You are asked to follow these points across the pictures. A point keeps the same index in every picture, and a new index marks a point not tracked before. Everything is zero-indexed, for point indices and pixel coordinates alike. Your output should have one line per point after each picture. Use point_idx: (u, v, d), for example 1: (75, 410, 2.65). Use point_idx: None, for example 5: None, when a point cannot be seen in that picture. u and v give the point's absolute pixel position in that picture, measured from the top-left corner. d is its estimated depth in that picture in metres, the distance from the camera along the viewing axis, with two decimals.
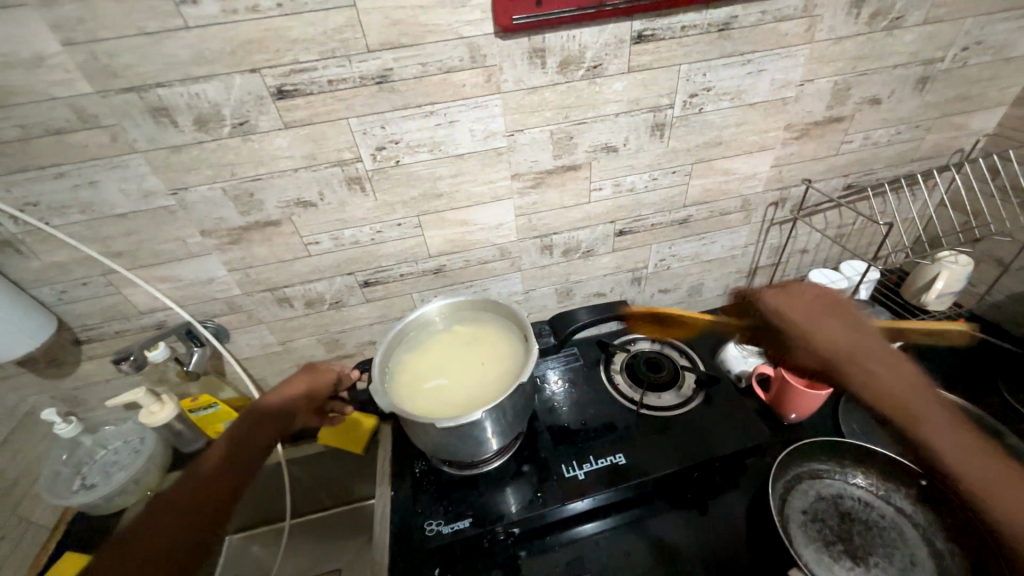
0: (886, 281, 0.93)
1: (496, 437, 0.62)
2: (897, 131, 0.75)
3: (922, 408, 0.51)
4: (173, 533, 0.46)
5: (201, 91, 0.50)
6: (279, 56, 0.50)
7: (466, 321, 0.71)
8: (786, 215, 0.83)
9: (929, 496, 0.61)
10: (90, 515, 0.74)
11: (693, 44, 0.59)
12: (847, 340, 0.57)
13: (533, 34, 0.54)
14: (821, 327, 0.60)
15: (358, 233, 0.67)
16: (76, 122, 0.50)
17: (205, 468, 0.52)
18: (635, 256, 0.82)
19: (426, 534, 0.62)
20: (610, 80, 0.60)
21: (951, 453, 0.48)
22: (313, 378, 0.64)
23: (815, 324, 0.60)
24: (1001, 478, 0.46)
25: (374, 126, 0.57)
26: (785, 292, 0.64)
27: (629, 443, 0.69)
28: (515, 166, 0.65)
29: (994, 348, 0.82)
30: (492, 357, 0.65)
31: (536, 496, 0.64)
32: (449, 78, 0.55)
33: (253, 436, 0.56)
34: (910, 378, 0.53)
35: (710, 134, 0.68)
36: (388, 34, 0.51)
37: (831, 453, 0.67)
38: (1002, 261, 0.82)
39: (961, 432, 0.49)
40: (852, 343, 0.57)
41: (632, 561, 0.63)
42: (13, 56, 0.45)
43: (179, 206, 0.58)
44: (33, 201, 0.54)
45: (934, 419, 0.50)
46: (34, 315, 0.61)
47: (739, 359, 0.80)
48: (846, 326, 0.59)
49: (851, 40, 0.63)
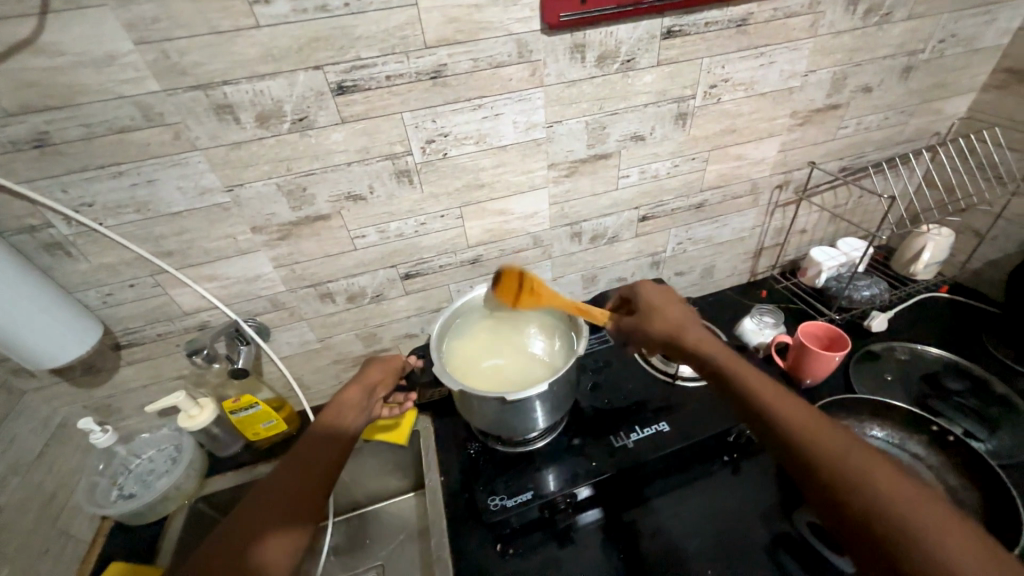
0: (877, 256, 1.01)
1: (547, 414, 0.64)
2: (884, 116, 0.83)
3: (753, 387, 0.49)
4: (285, 504, 0.48)
5: (266, 88, 0.52)
6: (342, 53, 0.52)
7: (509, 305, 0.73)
8: (790, 197, 0.90)
9: (940, 440, 0.68)
10: (131, 525, 0.73)
11: (715, 38, 0.64)
12: (670, 326, 0.60)
13: (576, 30, 0.58)
14: (668, 319, 0.61)
15: (403, 225, 0.69)
16: (141, 120, 0.51)
17: (304, 446, 0.54)
18: (656, 240, 0.87)
19: (491, 508, 0.64)
20: (641, 72, 0.64)
21: (786, 424, 0.44)
22: (386, 366, 0.67)
23: (663, 313, 0.62)
24: (827, 430, 0.43)
25: (426, 120, 0.60)
26: (645, 293, 0.65)
27: (670, 412, 0.73)
28: (553, 156, 0.69)
29: (976, 311, 0.91)
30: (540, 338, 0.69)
31: (591, 466, 0.67)
32: (498, 73, 0.59)
33: (341, 418, 0.58)
34: (722, 352, 0.54)
35: (726, 122, 0.74)
36: (445, 31, 0.54)
37: (850, 409, 0.73)
38: (978, 232, 0.91)
39: (783, 401, 0.47)
40: (673, 325, 0.60)
41: (682, 520, 0.68)
42: (86, 55, 0.46)
43: (234, 202, 0.59)
44: (89, 201, 0.54)
45: (759, 392, 0.48)
46: (82, 318, 0.60)
47: (755, 331, 0.85)
48: (681, 315, 0.61)
49: (848, 33, 0.70)
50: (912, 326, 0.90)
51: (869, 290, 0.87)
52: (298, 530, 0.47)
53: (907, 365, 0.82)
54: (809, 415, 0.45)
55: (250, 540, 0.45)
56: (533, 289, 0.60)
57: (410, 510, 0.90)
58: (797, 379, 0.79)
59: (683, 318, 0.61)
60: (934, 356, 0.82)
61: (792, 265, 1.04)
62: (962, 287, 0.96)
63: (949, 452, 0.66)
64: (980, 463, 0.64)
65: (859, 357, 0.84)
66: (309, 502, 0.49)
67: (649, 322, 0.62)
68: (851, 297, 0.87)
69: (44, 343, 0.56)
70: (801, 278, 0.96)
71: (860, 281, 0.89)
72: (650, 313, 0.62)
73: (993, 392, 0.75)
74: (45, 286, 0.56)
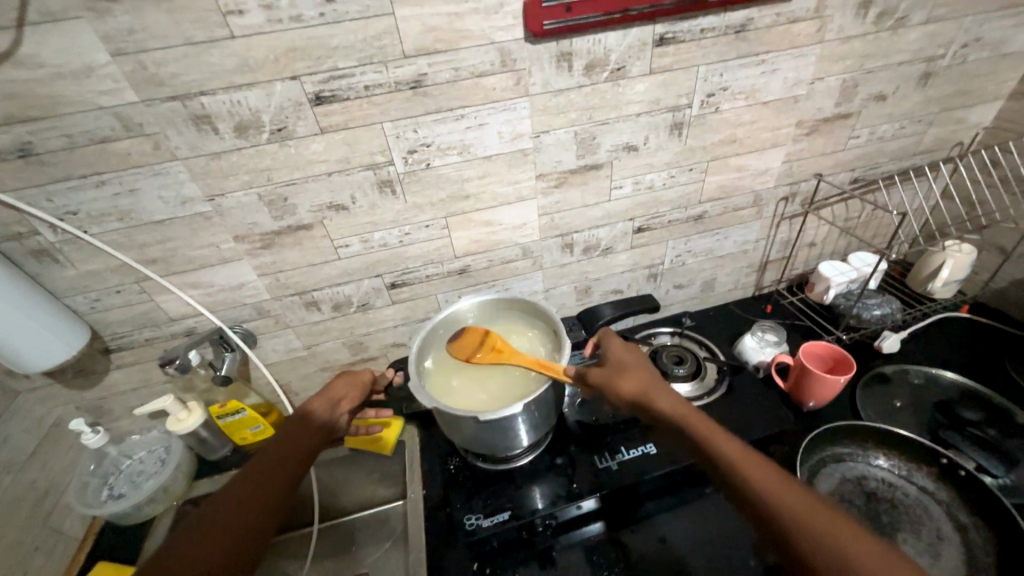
0: (892, 271, 0.96)
1: (529, 431, 0.62)
2: (900, 126, 0.78)
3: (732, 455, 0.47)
4: (249, 504, 0.49)
5: (243, 98, 0.52)
6: (319, 62, 0.51)
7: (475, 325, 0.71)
8: (796, 209, 0.85)
9: (950, 474, 0.63)
10: (121, 524, 0.73)
11: (712, 45, 0.61)
12: (639, 385, 0.57)
13: (562, 38, 0.56)
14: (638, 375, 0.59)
15: (387, 235, 0.68)
16: (121, 130, 0.51)
17: (268, 451, 0.54)
18: (652, 252, 0.84)
19: (466, 528, 0.62)
20: (633, 81, 0.62)
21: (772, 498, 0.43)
22: (350, 380, 0.66)
23: (629, 369, 0.60)
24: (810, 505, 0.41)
25: (407, 130, 0.58)
26: (612, 350, 0.64)
27: (660, 433, 0.70)
28: (541, 167, 0.67)
29: (999, 332, 0.85)
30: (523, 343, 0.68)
31: (572, 488, 0.65)
32: (481, 82, 0.57)
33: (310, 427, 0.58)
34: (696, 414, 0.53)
35: (726, 132, 0.71)
36: (424, 40, 0.52)
37: (854, 437, 0.69)
38: (1004, 249, 0.85)
39: (764, 473, 0.45)
40: (643, 384, 0.58)
41: (668, 547, 0.64)
42: (65, 67, 0.46)
43: (216, 212, 0.59)
44: (73, 209, 0.55)
45: (739, 461, 0.46)
46: (69, 323, 0.61)
47: (755, 349, 0.82)
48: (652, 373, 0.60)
49: (859, 39, 0.66)
50: (928, 347, 0.85)
51: (880, 308, 0.83)
52: (260, 535, 0.48)
53: (921, 391, 0.77)
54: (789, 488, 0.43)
55: (210, 541, 0.45)
56: (497, 347, 0.64)
57: (396, 519, 0.85)
58: (800, 401, 0.75)
59: (651, 376, 0.59)
60: (948, 381, 0.77)
61: (799, 280, 0.99)
62: (985, 307, 0.90)
63: (960, 487, 0.62)
64: (993, 501, 0.59)
65: (867, 381, 0.79)
66: (278, 505, 0.50)
67: (616, 379, 0.59)
68: (859, 316, 0.84)
69: (31, 349, 0.57)
70: (808, 294, 0.91)
71: (870, 299, 0.85)
72: (619, 370, 0.60)
73: (1013, 423, 0.69)
74: (33, 292, 0.57)
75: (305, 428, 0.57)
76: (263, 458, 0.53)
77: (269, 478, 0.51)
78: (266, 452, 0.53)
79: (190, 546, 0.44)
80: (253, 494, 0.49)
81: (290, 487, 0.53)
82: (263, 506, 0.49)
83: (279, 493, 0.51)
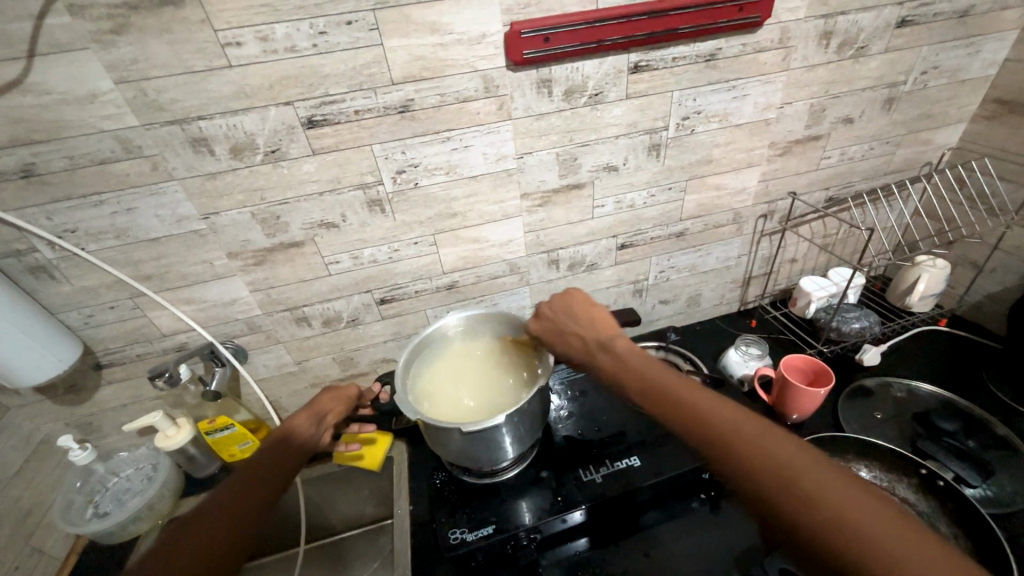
0: (871, 287, 0.99)
1: (514, 443, 0.62)
2: (870, 147, 0.82)
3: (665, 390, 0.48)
4: (231, 518, 0.49)
5: (239, 122, 0.55)
6: (311, 89, 0.54)
7: (427, 355, 0.71)
8: (774, 226, 0.88)
9: (930, 484, 0.64)
10: (104, 545, 0.72)
11: (684, 73, 0.65)
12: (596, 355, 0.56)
13: (541, 66, 0.60)
14: (584, 351, 0.57)
15: (377, 251, 0.70)
16: (121, 152, 0.54)
17: (250, 464, 0.54)
18: (637, 268, 0.87)
19: (450, 542, 0.63)
20: (610, 106, 0.65)
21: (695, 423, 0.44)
22: (337, 396, 0.68)
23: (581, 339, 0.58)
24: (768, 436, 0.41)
25: (395, 151, 0.61)
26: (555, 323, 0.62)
27: (644, 446, 0.71)
28: (524, 186, 0.70)
29: (975, 345, 0.87)
30: (481, 335, 0.74)
31: (556, 501, 0.65)
32: (465, 107, 0.60)
33: (293, 440, 0.58)
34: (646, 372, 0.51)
35: (702, 153, 0.74)
36: (411, 68, 0.56)
37: (835, 448, 0.70)
38: (976, 264, 0.88)
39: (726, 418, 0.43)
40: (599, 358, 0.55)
41: (653, 560, 0.64)
42: (69, 93, 0.49)
43: (210, 229, 0.62)
44: (71, 227, 0.57)
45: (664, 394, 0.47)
46: (62, 338, 0.62)
47: (740, 363, 0.83)
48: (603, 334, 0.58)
49: (823, 66, 0.70)
50: (907, 361, 0.86)
51: (859, 321, 0.83)
52: (243, 548, 0.47)
53: (903, 403, 0.78)
54: (764, 431, 0.41)
55: (193, 553, 0.45)
56: None
57: (385, 538, 0.80)
58: (783, 414, 0.75)
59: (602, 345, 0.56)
60: (928, 393, 0.78)
61: (782, 295, 1.01)
62: (962, 320, 0.92)
63: (940, 497, 0.62)
64: (972, 511, 0.59)
65: (849, 394, 0.80)
66: (260, 518, 0.50)
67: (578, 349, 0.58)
68: (839, 329, 0.84)
69: (24, 364, 0.58)
70: (791, 308, 0.94)
71: (849, 313, 0.85)
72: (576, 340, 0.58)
73: (994, 434, 0.70)
74: (27, 306, 0.58)
75: (287, 448, 0.57)
76: (245, 472, 0.53)
77: (253, 489, 0.52)
78: (248, 466, 0.54)
79: (174, 558, 0.44)
80: (236, 507, 0.50)
81: (275, 498, 0.53)
82: (246, 519, 0.49)
83: (262, 506, 0.51)
